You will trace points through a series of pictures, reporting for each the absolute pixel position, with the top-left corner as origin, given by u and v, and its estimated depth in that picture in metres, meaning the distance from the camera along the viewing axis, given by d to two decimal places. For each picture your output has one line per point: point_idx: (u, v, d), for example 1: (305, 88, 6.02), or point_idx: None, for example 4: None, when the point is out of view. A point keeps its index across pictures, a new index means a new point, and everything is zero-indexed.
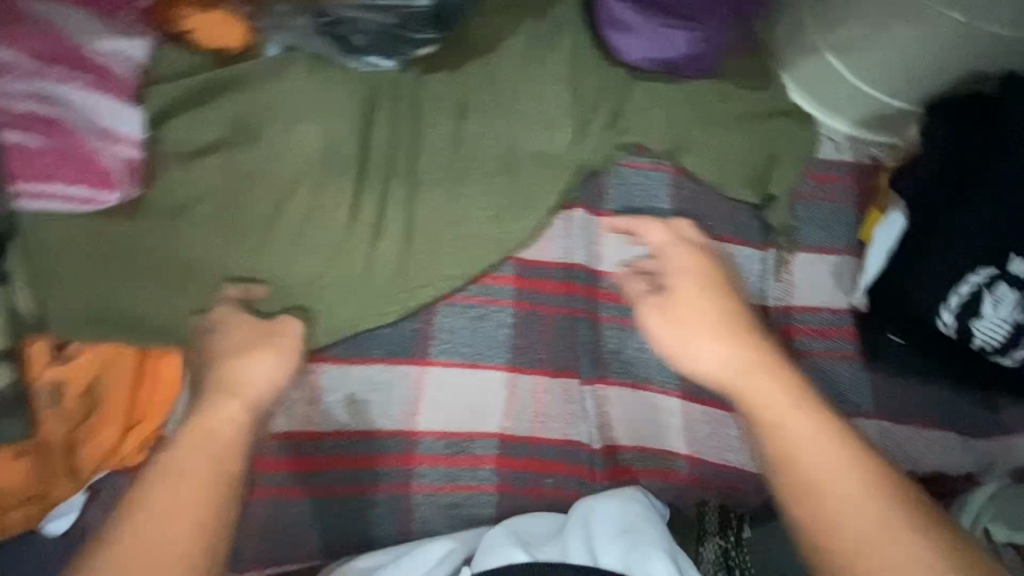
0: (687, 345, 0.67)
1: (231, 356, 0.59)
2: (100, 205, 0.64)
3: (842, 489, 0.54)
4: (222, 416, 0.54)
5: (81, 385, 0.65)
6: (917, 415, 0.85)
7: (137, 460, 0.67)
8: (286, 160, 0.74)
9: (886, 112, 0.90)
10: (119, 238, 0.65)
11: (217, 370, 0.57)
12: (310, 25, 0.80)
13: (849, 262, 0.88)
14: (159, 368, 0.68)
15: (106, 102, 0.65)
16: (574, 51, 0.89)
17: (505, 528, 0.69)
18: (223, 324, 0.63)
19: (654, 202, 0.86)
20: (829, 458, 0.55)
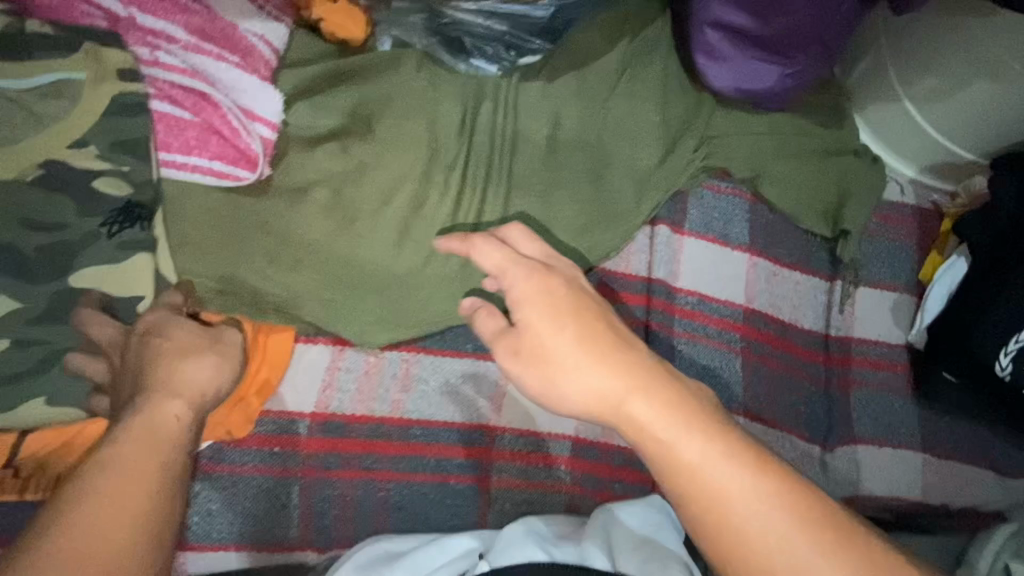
0: (543, 370, 0.51)
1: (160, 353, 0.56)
2: (236, 181, 0.65)
3: (753, 522, 0.43)
4: (164, 414, 0.52)
5: None
6: (957, 451, 0.90)
7: (240, 434, 0.67)
8: (393, 150, 0.75)
9: (953, 161, 0.94)
10: (247, 212, 0.66)
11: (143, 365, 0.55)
12: (422, 24, 0.82)
13: (907, 299, 0.93)
14: (268, 344, 0.68)
15: (253, 82, 0.65)
16: (667, 73, 0.92)
17: (524, 525, 0.66)
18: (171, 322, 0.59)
19: (731, 225, 0.90)
20: (727, 474, 0.45)
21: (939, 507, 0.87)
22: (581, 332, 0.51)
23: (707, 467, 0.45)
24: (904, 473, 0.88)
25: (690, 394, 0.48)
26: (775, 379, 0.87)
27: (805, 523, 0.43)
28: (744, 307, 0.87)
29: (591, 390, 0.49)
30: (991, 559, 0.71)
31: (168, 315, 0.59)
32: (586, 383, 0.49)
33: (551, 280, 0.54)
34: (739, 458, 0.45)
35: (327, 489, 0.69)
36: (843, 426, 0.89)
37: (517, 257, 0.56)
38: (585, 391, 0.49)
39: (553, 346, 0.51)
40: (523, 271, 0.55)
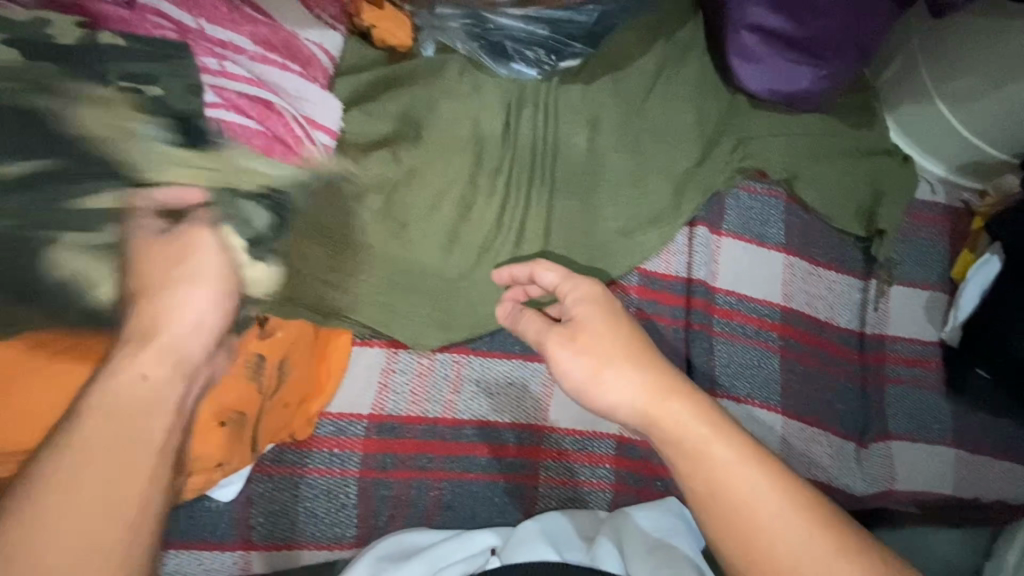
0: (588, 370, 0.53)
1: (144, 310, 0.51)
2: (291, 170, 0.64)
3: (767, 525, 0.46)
4: (131, 374, 0.48)
5: (274, 362, 0.63)
6: (990, 446, 0.91)
7: (302, 435, 0.69)
8: (443, 155, 0.76)
9: (984, 160, 0.95)
10: (309, 217, 0.67)
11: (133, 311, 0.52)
12: (462, 29, 0.84)
13: (940, 297, 0.94)
14: (329, 348, 0.70)
15: (316, 93, 0.68)
16: (701, 76, 0.94)
17: (538, 526, 0.67)
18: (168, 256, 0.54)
19: (768, 226, 0.91)
20: (746, 478, 0.47)
21: (970, 503, 0.89)
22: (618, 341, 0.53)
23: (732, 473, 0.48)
24: (936, 468, 0.90)
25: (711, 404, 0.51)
26: (811, 377, 0.89)
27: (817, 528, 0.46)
28: (782, 306, 0.89)
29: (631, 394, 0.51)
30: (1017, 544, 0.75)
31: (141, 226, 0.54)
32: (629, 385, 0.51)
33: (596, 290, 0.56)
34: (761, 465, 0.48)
35: (382, 488, 0.70)
36: (878, 422, 0.90)
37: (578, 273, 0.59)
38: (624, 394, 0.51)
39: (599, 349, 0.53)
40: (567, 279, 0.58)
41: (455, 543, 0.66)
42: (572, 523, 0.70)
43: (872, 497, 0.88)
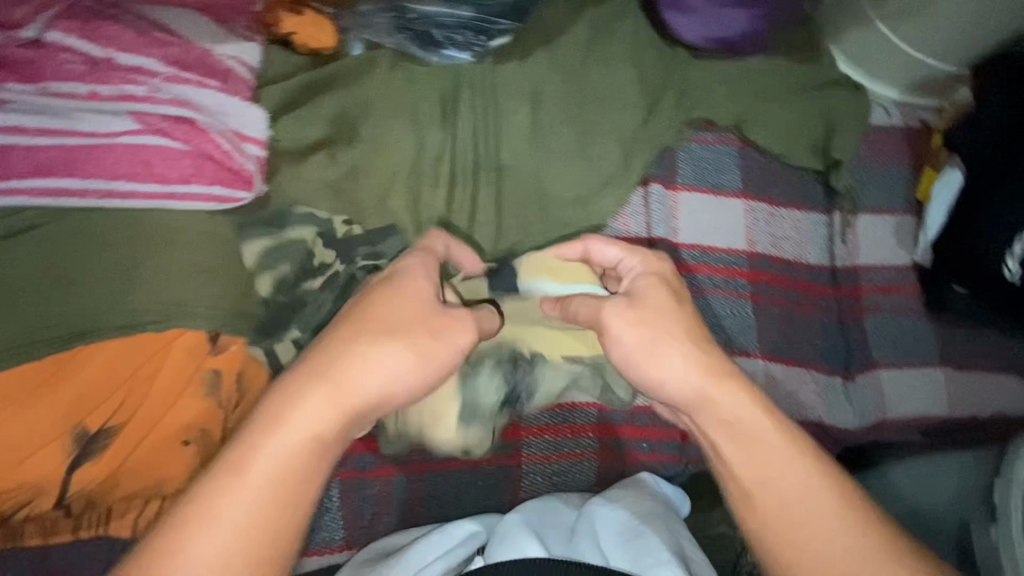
0: (653, 338, 0.61)
1: (344, 356, 0.54)
2: (237, 203, 0.66)
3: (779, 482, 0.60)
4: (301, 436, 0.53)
5: (232, 374, 0.65)
6: (979, 362, 0.91)
7: None
8: (383, 151, 0.77)
9: (933, 76, 0.94)
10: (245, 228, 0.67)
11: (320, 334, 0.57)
12: (389, 24, 0.84)
13: (908, 220, 0.93)
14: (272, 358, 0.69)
15: (237, 104, 0.67)
16: (638, 33, 0.93)
17: (520, 513, 0.67)
18: (388, 295, 0.57)
19: (723, 174, 0.90)
20: (784, 474, 0.60)
21: (963, 421, 0.89)
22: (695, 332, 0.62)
23: (766, 464, 0.60)
24: (926, 391, 0.90)
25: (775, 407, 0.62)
26: (788, 318, 0.88)
27: (842, 522, 0.58)
28: (748, 252, 0.88)
29: (687, 371, 0.61)
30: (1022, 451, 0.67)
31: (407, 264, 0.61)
32: (677, 368, 0.61)
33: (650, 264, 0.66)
34: (802, 462, 0.60)
35: (367, 486, 0.71)
36: (862, 354, 0.90)
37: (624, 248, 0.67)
38: (681, 372, 0.60)
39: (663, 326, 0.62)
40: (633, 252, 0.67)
41: (431, 536, 0.65)
42: (558, 517, 0.69)
43: (863, 430, 0.88)
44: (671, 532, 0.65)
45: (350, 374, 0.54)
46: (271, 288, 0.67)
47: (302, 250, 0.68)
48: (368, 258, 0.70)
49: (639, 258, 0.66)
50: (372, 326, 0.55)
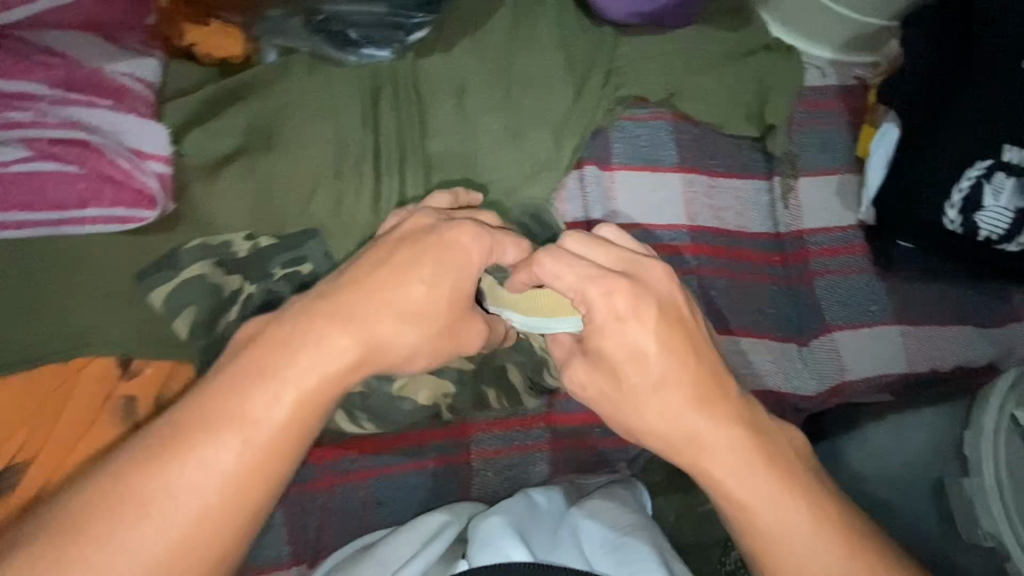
0: (642, 386, 0.57)
1: (367, 307, 0.57)
2: (141, 223, 0.64)
3: (776, 521, 0.57)
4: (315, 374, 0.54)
5: (150, 397, 0.64)
6: (932, 315, 0.91)
7: None
8: (301, 158, 0.75)
9: (864, 32, 0.93)
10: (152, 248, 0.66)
11: (334, 290, 0.57)
12: (305, 26, 0.81)
13: (851, 179, 0.92)
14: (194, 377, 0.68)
15: (133, 121, 0.65)
16: (561, 15, 0.91)
17: (503, 515, 0.62)
18: (416, 272, 0.58)
19: (659, 150, 0.89)
20: (795, 521, 0.57)
21: (921, 377, 0.89)
22: (692, 389, 0.57)
23: (779, 511, 0.57)
24: (882, 349, 0.90)
25: (784, 456, 0.60)
26: (736, 288, 0.87)
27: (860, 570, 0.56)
28: (690, 227, 0.87)
29: (690, 409, 0.58)
30: (994, 410, 0.69)
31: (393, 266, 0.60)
32: (673, 420, 0.58)
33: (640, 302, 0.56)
34: (815, 521, 0.57)
35: (310, 499, 0.69)
36: (814, 317, 0.89)
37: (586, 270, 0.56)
38: (667, 414, 0.57)
39: (652, 383, 0.57)
40: (616, 292, 0.55)
41: (406, 537, 0.63)
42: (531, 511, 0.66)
43: (824, 395, 0.88)
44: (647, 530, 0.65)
45: (382, 344, 0.57)
46: (187, 325, 0.65)
47: (205, 284, 0.66)
48: (290, 264, 0.70)
49: (604, 294, 0.56)
50: (409, 313, 0.58)
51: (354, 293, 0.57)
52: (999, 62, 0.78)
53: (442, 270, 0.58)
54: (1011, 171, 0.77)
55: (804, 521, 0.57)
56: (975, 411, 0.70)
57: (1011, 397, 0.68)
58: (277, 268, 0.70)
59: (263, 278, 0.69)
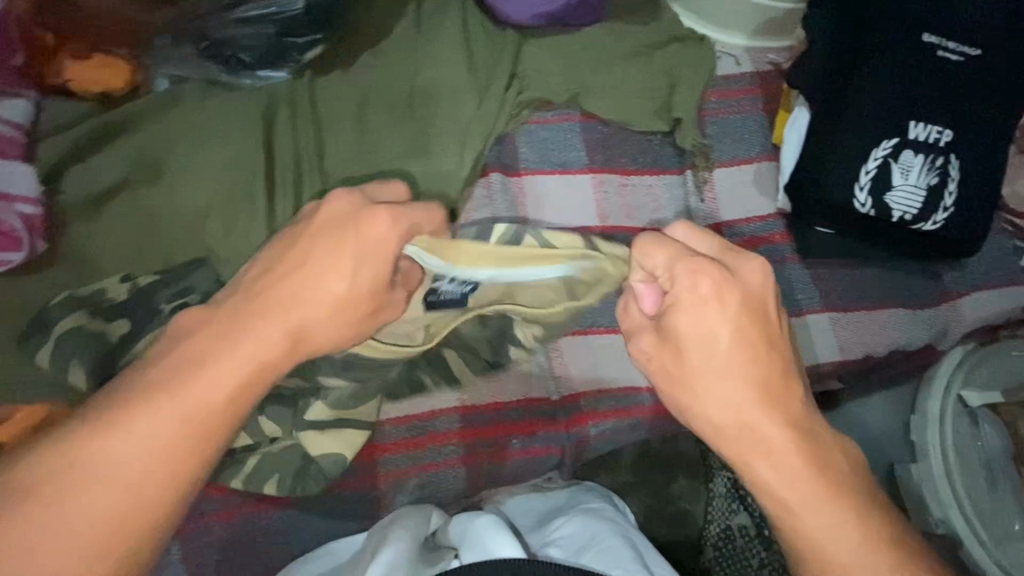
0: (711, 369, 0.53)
1: (292, 282, 0.53)
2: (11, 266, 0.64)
3: (821, 523, 0.51)
4: (262, 343, 0.50)
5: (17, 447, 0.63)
6: (867, 299, 0.88)
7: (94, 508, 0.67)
8: (192, 184, 0.74)
9: (775, 16, 0.91)
10: (32, 292, 0.68)
11: (278, 268, 0.53)
12: (195, 52, 0.79)
13: (767, 166, 0.90)
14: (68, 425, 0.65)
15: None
16: (463, 19, 0.90)
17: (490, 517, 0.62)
18: (341, 251, 0.53)
19: (567, 151, 0.88)
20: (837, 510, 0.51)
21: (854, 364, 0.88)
22: (755, 379, 0.53)
23: (821, 497, 0.51)
24: (815, 340, 0.87)
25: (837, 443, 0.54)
26: None
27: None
28: (601, 228, 0.86)
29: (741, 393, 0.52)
30: (943, 390, 0.77)
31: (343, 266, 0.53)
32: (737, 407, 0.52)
33: (726, 286, 0.53)
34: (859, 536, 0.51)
35: (208, 534, 0.70)
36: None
37: (681, 251, 0.53)
38: (722, 399, 0.52)
39: (715, 366, 0.53)
40: (704, 273, 0.52)
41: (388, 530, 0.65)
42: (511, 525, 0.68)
43: None
44: (621, 535, 0.63)
45: (313, 322, 0.53)
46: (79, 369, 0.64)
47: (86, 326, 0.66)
48: (175, 299, 0.68)
49: (690, 273, 0.52)
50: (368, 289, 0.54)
51: (292, 269, 0.53)
52: (898, 41, 0.77)
53: (363, 258, 0.53)
54: (918, 149, 0.77)
55: (853, 530, 0.51)
56: (924, 395, 0.78)
57: (960, 377, 0.77)
58: (164, 303, 0.68)
59: (150, 314, 0.67)
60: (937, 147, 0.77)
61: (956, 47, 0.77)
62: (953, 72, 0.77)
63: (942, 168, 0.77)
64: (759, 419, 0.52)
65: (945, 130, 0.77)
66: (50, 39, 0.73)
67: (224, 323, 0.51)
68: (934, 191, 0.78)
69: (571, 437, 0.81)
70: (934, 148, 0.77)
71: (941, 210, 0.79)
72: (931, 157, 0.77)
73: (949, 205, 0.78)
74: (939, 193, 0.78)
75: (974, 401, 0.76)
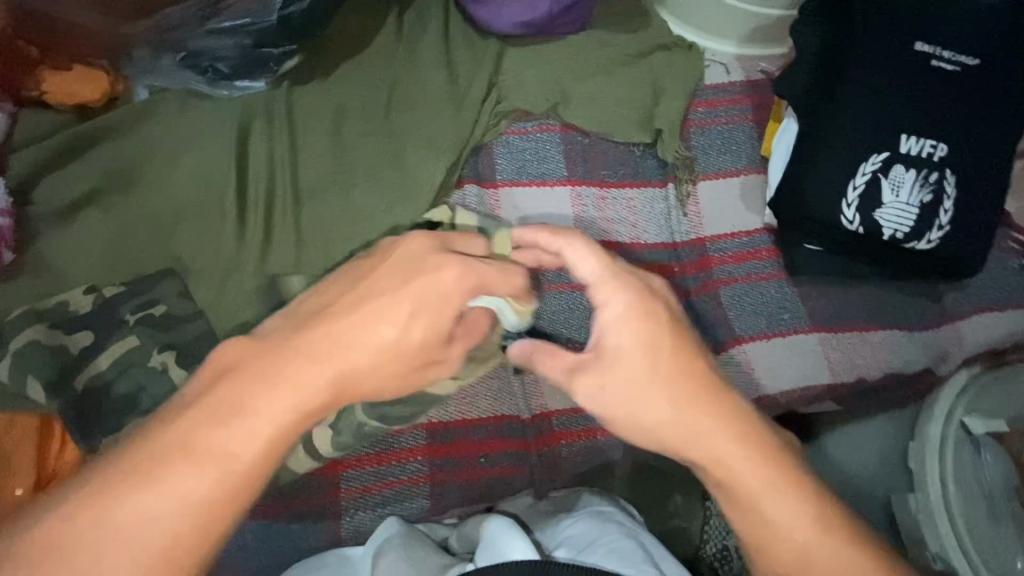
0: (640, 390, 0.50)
1: (339, 324, 0.48)
2: None
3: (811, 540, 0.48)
4: (302, 386, 0.45)
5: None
6: (859, 320, 0.83)
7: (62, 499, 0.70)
8: (161, 195, 0.75)
9: (765, 24, 0.88)
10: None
11: (333, 310, 0.49)
12: (173, 62, 0.79)
13: (753, 178, 0.87)
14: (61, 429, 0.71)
15: None
16: (444, 29, 0.88)
17: (504, 520, 0.61)
18: (394, 300, 0.49)
19: (545, 163, 0.86)
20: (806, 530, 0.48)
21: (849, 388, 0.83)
22: (686, 387, 0.50)
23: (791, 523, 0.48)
24: (804, 362, 0.82)
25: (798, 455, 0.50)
26: None
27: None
28: None
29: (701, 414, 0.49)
30: (945, 420, 0.70)
31: (388, 313, 0.49)
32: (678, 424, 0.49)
33: (639, 299, 0.52)
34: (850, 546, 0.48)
35: None
36: (719, 329, 0.82)
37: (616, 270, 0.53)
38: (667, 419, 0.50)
39: (645, 381, 0.50)
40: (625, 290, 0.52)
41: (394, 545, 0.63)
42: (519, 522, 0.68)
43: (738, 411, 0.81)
44: (637, 542, 0.59)
45: (356, 371, 0.47)
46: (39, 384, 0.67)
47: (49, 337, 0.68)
48: (139, 311, 0.71)
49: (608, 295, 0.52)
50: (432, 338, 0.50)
51: (346, 309, 0.49)
52: (890, 50, 0.74)
53: (420, 306, 0.49)
54: (910, 164, 0.73)
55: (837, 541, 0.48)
56: (923, 421, 0.72)
57: (962, 403, 0.70)
58: (128, 315, 0.71)
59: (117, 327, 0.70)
60: (930, 162, 0.73)
61: (952, 56, 0.73)
62: (947, 82, 0.73)
63: (937, 184, 0.73)
64: (716, 441, 0.49)
65: (939, 145, 0.73)
66: (32, 52, 0.74)
67: (267, 365, 0.45)
68: (928, 208, 0.74)
69: (540, 459, 0.78)
70: (926, 163, 0.73)
71: (936, 229, 0.74)
72: (924, 172, 0.73)
73: (945, 224, 0.74)
74: (934, 210, 0.74)
75: (977, 429, 0.69)
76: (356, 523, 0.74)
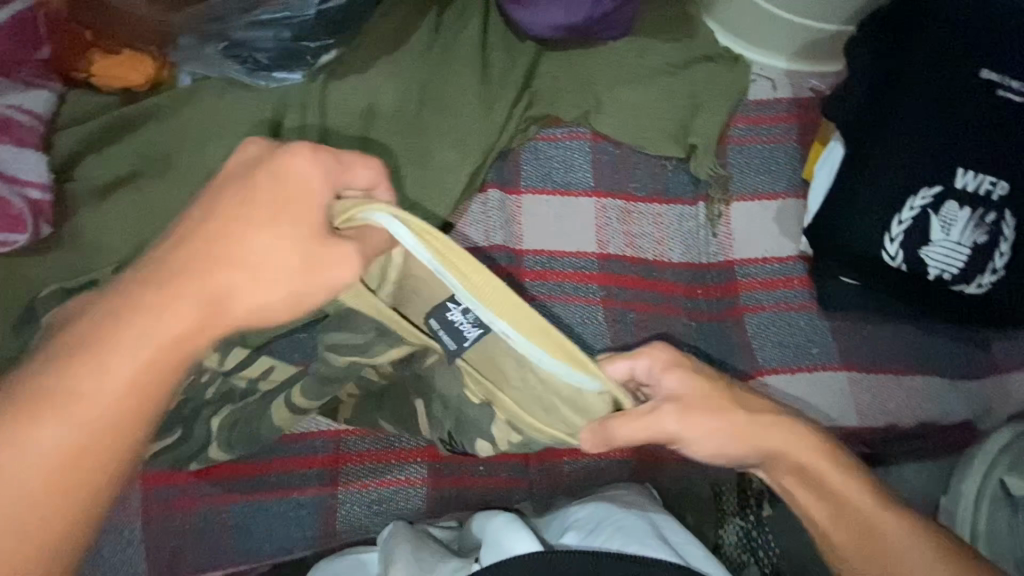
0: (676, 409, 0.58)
1: (203, 247, 0.43)
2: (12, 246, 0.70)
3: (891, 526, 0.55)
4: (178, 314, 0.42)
5: None
6: (894, 362, 0.78)
7: None
8: (191, 179, 0.77)
9: (818, 39, 0.83)
10: (34, 270, 0.72)
11: (205, 245, 0.43)
12: (215, 52, 0.80)
13: (790, 202, 0.83)
14: None
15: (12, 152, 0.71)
16: (482, 27, 0.87)
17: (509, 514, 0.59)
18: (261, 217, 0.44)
19: (572, 172, 0.84)
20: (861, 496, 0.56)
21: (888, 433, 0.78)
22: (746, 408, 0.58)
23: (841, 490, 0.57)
24: (831, 401, 0.77)
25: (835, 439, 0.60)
26: (648, 323, 0.79)
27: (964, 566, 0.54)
28: (599, 255, 0.81)
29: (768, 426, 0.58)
30: (981, 478, 0.64)
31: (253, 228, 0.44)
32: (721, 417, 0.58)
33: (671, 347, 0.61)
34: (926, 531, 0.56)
35: (168, 521, 0.72)
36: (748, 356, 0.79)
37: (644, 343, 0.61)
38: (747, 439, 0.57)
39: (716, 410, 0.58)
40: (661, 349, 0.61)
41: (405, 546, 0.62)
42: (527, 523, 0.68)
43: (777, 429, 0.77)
44: (646, 520, 0.61)
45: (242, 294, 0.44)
46: None
47: None
48: None
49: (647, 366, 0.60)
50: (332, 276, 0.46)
51: (211, 236, 0.44)
52: (952, 77, 0.68)
53: (290, 222, 0.45)
54: (964, 200, 0.67)
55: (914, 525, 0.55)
56: (958, 476, 0.66)
57: (1005, 461, 0.64)
58: None
59: None
60: (988, 200, 0.67)
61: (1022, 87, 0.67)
62: (1014, 115, 0.67)
63: (994, 224, 0.67)
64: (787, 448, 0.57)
65: (1000, 182, 0.67)
66: (86, 36, 0.77)
67: (139, 305, 0.42)
68: (981, 249, 0.68)
69: (540, 473, 0.77)
70: (983, 201, 0.67)
71: (988, 272, 0.68)
72: (980, 210, 0.67)
73: (1000, 267, 0.68)
74: (988, 253, 0.68)
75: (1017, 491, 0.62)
76: (352, 518, 0.75)
